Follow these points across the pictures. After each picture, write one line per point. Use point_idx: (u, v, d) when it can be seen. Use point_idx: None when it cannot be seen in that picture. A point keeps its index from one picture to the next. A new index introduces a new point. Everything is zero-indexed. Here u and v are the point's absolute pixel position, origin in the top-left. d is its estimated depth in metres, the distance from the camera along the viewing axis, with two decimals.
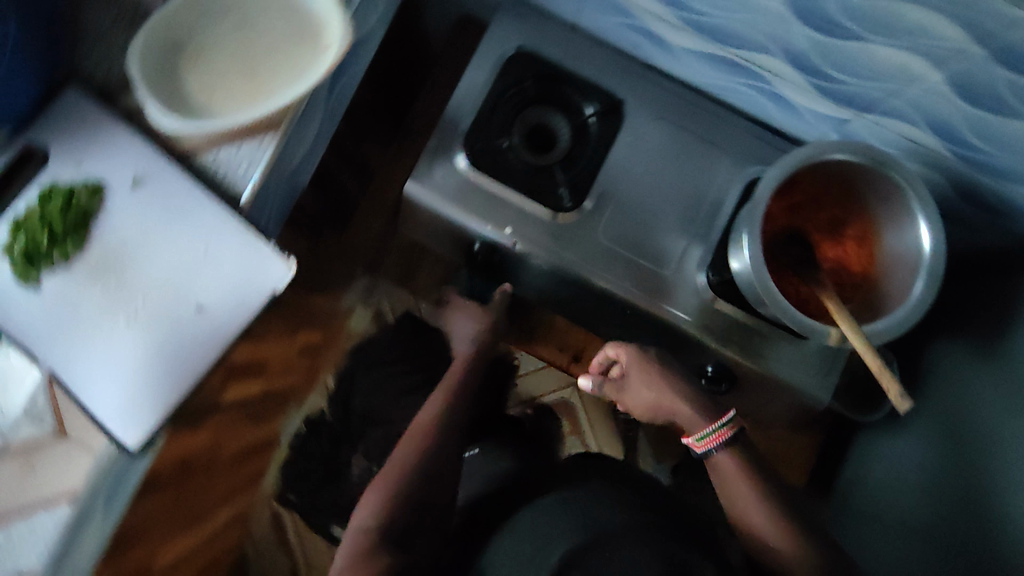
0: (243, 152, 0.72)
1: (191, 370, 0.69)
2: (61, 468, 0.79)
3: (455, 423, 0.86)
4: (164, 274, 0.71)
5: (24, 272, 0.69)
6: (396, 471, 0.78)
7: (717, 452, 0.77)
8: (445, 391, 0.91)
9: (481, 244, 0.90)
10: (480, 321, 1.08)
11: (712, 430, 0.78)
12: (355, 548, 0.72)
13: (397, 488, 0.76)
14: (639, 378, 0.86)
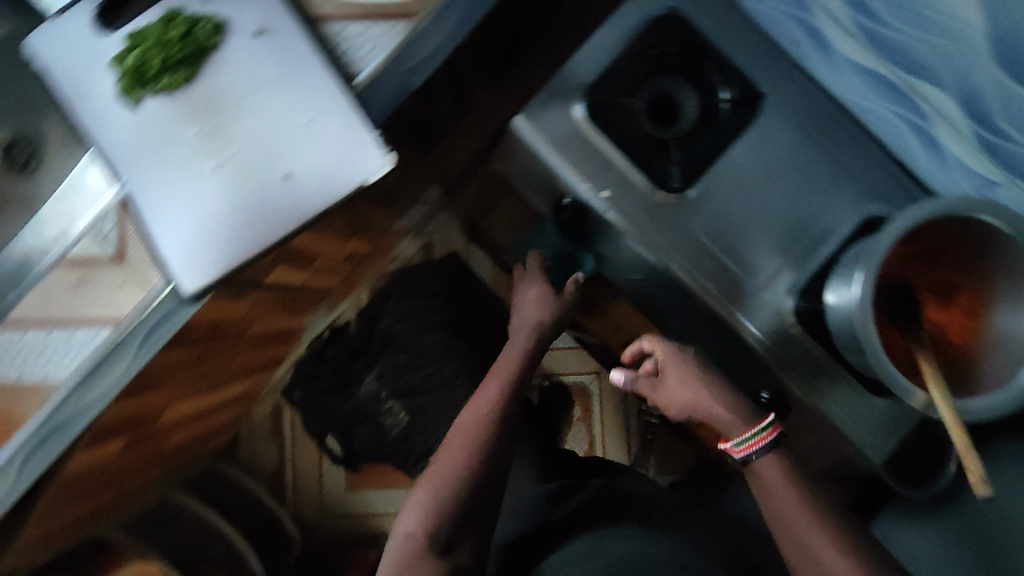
0: (371, 33, 0.71)
1: (263, 234, 0.68)
2: (113, 294, 0.70)
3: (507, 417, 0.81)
4: (261, 132, 0.68)
5: (130, 89, 0.68)
6: (449, 465, 0.75)
7: (757, 456, 0.71)
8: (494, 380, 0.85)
9: (572, 199, 0.85)
10: (548, 296, 0.95)
11: (752, 433, 0.72)
12: (405, 550, 0.70)
13: (455, 486, 0.73)
14: (676, 375, 0.78)
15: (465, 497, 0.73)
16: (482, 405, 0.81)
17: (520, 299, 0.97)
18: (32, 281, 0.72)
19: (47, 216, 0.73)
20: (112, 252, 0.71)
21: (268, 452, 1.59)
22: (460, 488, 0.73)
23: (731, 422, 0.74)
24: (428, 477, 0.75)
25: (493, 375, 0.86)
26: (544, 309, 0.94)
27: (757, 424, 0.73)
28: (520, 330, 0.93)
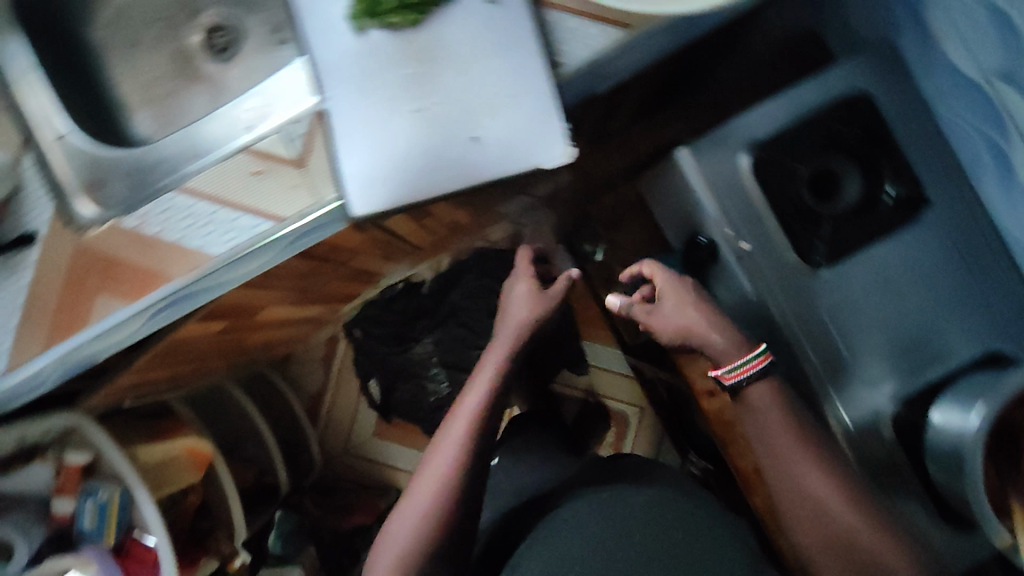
0: (587, 31, 0.75)
1: (435, 185, 0.73)
2: (283, 192, 0.75)
3: (489, 419, 0.78)
4: (462, 93, 0.73)
5: (359, 16, 0.72)
6: (432, 488, 0.73)
7: (747, 382, 0.75)
8: (475, 385, 0.81)
9: (709, 240, 0.88)
10: (540, 296, 0.93)
11: (745, 360, 0.76)
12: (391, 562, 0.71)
13: (435, 500, 0.73)
14: (675, 294, 0.82)
15: (450, 519, 0.72)
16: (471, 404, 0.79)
17: (508, 303, 0.94)
18: (217, 161, 0.77)
19: (241, 107, 0.78)
20: (294, 157, 0.76)
21: (314, 375, 1.63)
22: (443, 500, 0.73)
23: (724, 347, 0.78)
24: (411, 498, 0.74)
25: (474, 379, 0.82)
26: (534, 311, 0.91)
27: (751, 352, 0.77)
28: (505, 326, 0.90)
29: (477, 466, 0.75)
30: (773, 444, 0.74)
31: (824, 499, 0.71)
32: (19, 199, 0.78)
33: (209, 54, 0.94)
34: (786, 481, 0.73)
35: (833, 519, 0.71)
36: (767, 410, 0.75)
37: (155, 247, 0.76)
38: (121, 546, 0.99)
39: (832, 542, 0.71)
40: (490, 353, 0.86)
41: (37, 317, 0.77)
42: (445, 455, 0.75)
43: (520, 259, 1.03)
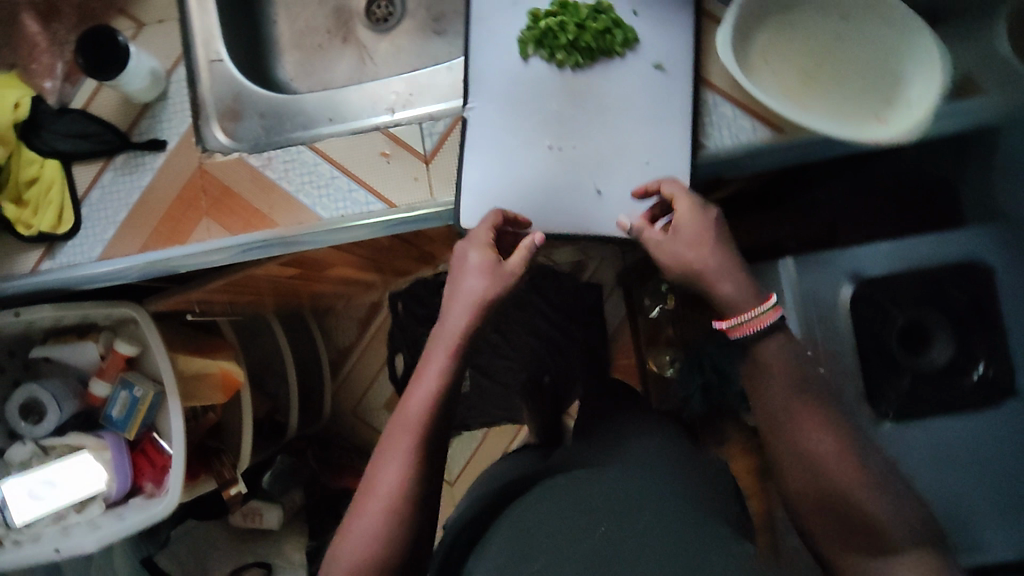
0: (737, 122, 0.74)
1: (549, 224, 0.75)
2: (400, 181, 0.77)
3: (436, 423, 0.67)
4: (604, 147, 0.74)
5: (528, 43, 0.74)
6: (379, 508, 0.63)
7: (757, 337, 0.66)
8: (420, 379, 0.68)
9: None
10: (499, 270, 0.70)
11: (754, 316, 0.66)
12: None
13: (395, 516, 0.63)
14: (692, 225, 0.68)
15: (402, 545, 0.63)
16: (420, 402, 0.67)
17: (459, 272, 0.72)
18: (352, 132, 0.80)
19: (388, 88, 0.82)
20: (423, 151, 0.78)
21: (346, 331, 1.64)
22: (406, 517, 0.64)
23: (730, 296, 0.67)
24: (356, 516, 0.64)
25: (421, 371, 0.69)
26: (491, 290, 0.70)
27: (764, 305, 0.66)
28: (455, 300, 0.71)
29: (424, 482, 0.65)
30: (774, 397, 0.65)
31: (828, 459, 0.61)
32: (160, 106, 0.81)
33: (368, 20, 0.96)
34: (783, 437, 0.63)
35: (839, 485, 0.60)
36: (778, 366, 0.66)
37: (270, 192, 0.79)
38: (139, 441, 1.04)
39: (833, 510, 0.60)
40: (436, 337, 0.70)
41: (141, 219, 0.80)
42: (393, 468, 0.64)
43: (491, 214, 0.73)
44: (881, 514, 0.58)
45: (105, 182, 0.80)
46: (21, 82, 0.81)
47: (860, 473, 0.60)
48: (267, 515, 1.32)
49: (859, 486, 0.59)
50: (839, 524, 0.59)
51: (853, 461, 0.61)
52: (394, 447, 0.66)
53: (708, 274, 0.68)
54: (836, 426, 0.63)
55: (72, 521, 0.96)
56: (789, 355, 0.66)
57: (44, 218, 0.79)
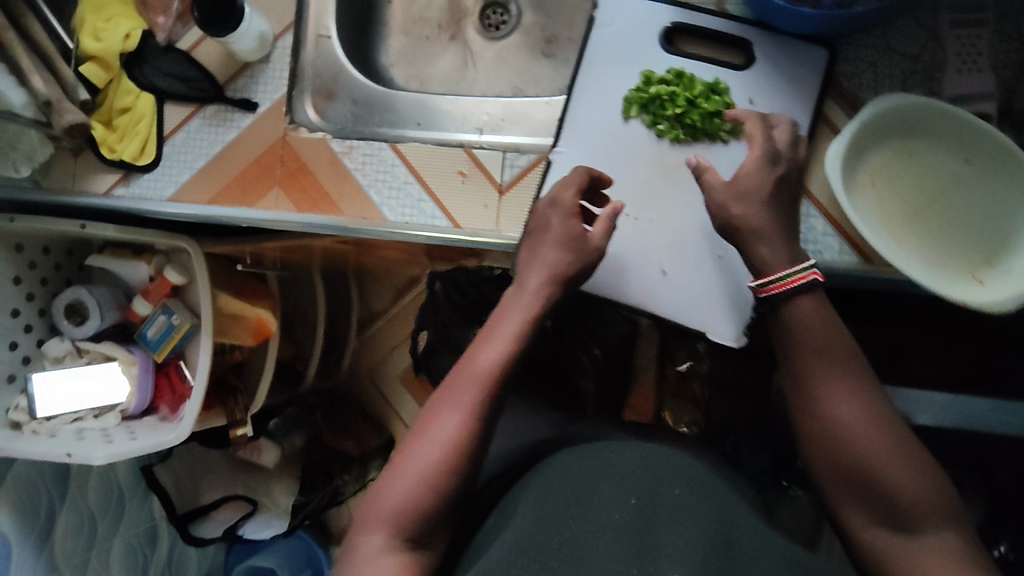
0: (825, 237, 0.72)
1: (607, 287, 0.73)
2: (470, 205, 0.77)
3: (501, 384, 0.64)
4: (682, 226, 0.71)
5: (633, 104, 0.72)
6: (438, 452, 0.60)
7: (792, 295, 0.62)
8: (496, 332, 0.65)
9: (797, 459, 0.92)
10: (582, 241, 0.67)
11: (784, 274, 0.61)
12: (371, 541, 0.58)
13: (449, 466, 0.60)
14: (756, 244, 0.64)
15: (451, 497, 0.60)
16: (490, 357, 0.63)
17: (540, 235, 0.69)
18: (437, 144, 0.79)
19: (482, 109, 0.83)
20: (499, 180, 0.77)
21: (381, 297, 1.66)
22: (456, 471, 0.60)
23: (765, 259, 0.63)
24: (412, 454, 0.61)
25: (494, 326, 0.66)
26: (570, 257, 0.67)
27: (796, 267, 0.62)
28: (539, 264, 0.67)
29: (481, 436, 0.61)
30: (804, 352, 0.62)
31: (854, 422, 0.58)
32: (261, 68, 0.81)
33: (480, 24, 0.96)
34: (807, 392, 0.61)
35: (862, 451, 0.57)
36: (812, 323, 0.62)
37: (343, 179, 0.79)
38: (164, 364, 1.07)
39: (851, 475, 0.57)
40: (513, 295, 0.67)
41: (217, 173, 0.81)
42: (454, 416, 0.61)
43: (577, 171, 0.71)
44: (907, 485, 0.55)
45: (192, 128, 0.82)
46: (135, 11, 0.83)
47: (890, 439, 0.57)
48: (265, 454, 1.42)
49: (885, 454, 0.56)
50: (857, 492, 0.57)
51: (883, 432, 0.57)
52: (458, 394, 0.62)
53: (747, 237, 0.64)
54: (865, 390, 0.59)
55: (88, 425, 1.00)
56: (823, 311, 0.62)
57: (128, 147, 0.81)
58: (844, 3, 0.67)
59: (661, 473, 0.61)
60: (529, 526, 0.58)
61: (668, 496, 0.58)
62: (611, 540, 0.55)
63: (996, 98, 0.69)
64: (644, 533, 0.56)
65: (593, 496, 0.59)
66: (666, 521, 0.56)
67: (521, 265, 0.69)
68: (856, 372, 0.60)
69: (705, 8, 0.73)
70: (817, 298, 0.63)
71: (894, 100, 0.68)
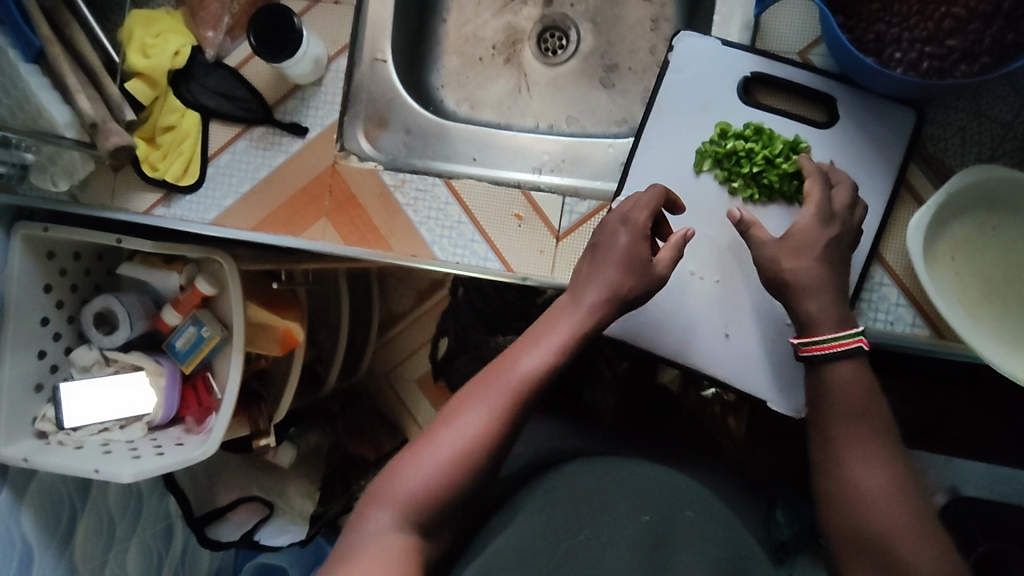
0: (898, 308, 0.68)
1: (645, 341, 0.71)
2: (525, 249, 0.74)
3: (535, 395, 0.63)
4: (743, 291, 0.69)
5: (706, 157, 0.69)
6: (460, 447, 0.60)
7: (838, 358, 0.61)
8: (539, 343, 0.65)
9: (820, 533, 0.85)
10: (646, 268, 0.65)
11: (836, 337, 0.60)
12: (380, 514, 0.59)
13: (467, 463, 0.60)
14: (830, 320, 0.61)
15: (463, 494, 0.60)
16: (529, 364, 0.63)
17: (601, 251, 0.66)
18: (492, 182, 0.77)
19: (541, 147, 0.80)
20: (557, 227, 0.74)
21: None
22: (472, 471, 0.60)
23: (813, 317, 0.61)
24: (435, 443, 0.61)
25: (539, 335, 0.65)
26: (627, 282, 0.65)
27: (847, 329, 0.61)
28: (591, 278, 0.66)
29: (505, 441, 0.62)
30: (829, 414, 0.61)
31: (878, 490, 0.57)
32: (313, 92, 0.78)
33: (537, 47, 0.92)
34: (831, 455, 0.60)
35: (877, 521, 0.56)
36: (847, 390, 0.60)
37: (394, 215, 0.76)
38: (191, 375, 1.04)
39: (862, 542, 0.56)
40: (565, 307, 0.66)
41: (262, 200, 0.78)
42: (483, 416, 0.62)
43: (652, 189, 0.68)
44: (920, 562, 0.54)
45: (238, 149, 0.78)
46: (185, 27, 0.79)
47: (910, 512, 0.56)
48: (281, 453, 1.29)
49: (899, 530, 0.55)
50: (868, 559, 0.56)
51: (907, 505, 0.56)
52: (490, 395, 0.63)
53: (794, 293, 0.62)
54: (889, 459, 0.59)
55: (114, 436, 0.98)
56: (862, 380, 0.61)
57: (171, 167, 0.78)
58: (940, 69, 0.63)
59: (673, 493, 0.65)
60: (544, 528, 0.62)
61: (684, 518, 0.63)
62: (624, 552, 0.61)
63: None
64: (658, 549, 0.61)
65: (605, 510, 0.64)
66: (685, 539, 0.62)
67: (579, 280, 0.67)
68: (883, 442, 0.59)
69: (787, 58, 0.70)
70: (859, 367, 0.61)
71: (982, 171, 0.65)
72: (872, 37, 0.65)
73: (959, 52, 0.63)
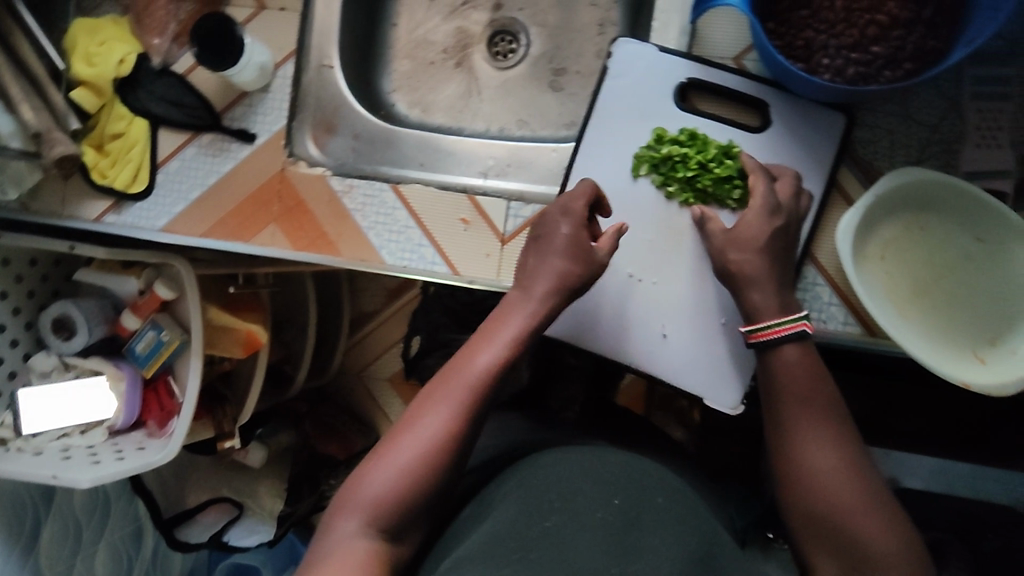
0: (831, 306, 0.70)
1: (587, 341, 0.73)
2: (469, 252, 0.76)
3: (492, 389, 0.64)
4: (680, 291, 0.71)
5: (642, 163, 0.71)
6: (421, 448, 0.60)
7: (785, 341, 0.62)
8: (493, 339, 0.65)
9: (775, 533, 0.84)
10: (591, 253, 0.66)
11: (776, 323, 0.62)
12: (347, 523, 0.58)
13: (428, 463, 0.60)
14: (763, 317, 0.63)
15: (426, 496, 0.60)
16: (485, 359, 0.64)
17: (545, 242, 0.68)
18: (439, 187, 0.78)
19: (487, 152, 0.83)
20: (502, 230, 0.75)
21: None
22: (434, 472, 0.60)
23: (758, 308, 0.63)
24: (397, 447, 0.61)
25: (492, 331, 0.66)
26: (574, 270, 0.66)
27: (788, 315, 0.63)
28: (540, 272, 0.67)
29: (466, 438, 0.62)
30: (781, 393, 0.61)
31: (829, 468, 0.58)
32: (261, 98, 0.79)
33: (487, 51, 0.93)
34: (784, 437, 0.61)
35: (830, 491, 0.57)
36: (795, 370, 0.61)
37: (343, 219, 0.77)
38: (153, 379, 1.03)
39: (819, 513, 0.57)
40: (517, 299, 0.67)
41: (213, 206, 0.78)
42: (442, 415, 0.62)
43: (584, 186, 0.70)
44: (869, 534, 0.54)
45: (187, 156, 0.79)
46: (131, 35, 0.80)
47: (860, 488, 0.57)
48: (252, 454, 1.28)
49: (853, 501, 0.56)
50: (824, 530, 0.56)
51: (858, 481, 0.57)
52: (448, 395, 0.63)
53: (740, 283, 0.65)
54: (838, 434, 0.60)
55: (75, 442, 0.98)
56: (811, 364, 0.62)
57: (120, 174, 0.79)
58: (867, 73, 0.65)
59: (643, 484, 0.62)
60: (512, 515, 0.60)
61: (652, 503, 0.60)
62: (587, 536, 0.56)
63: (1012, 175, 0.68)
64: (627, 534, 0.56)
65: (575, 493, 0.60)
66: (651, 525, 0.58)
67: (526, 272, 0.68)
68: (834, 424, 0.60)
69: (722, 64, 0.72)
70: (806, 350, 0.62)
71: (910, 174, 0.67)
72: (801, 44, 0.67)
73: (883, 58, 0.65)
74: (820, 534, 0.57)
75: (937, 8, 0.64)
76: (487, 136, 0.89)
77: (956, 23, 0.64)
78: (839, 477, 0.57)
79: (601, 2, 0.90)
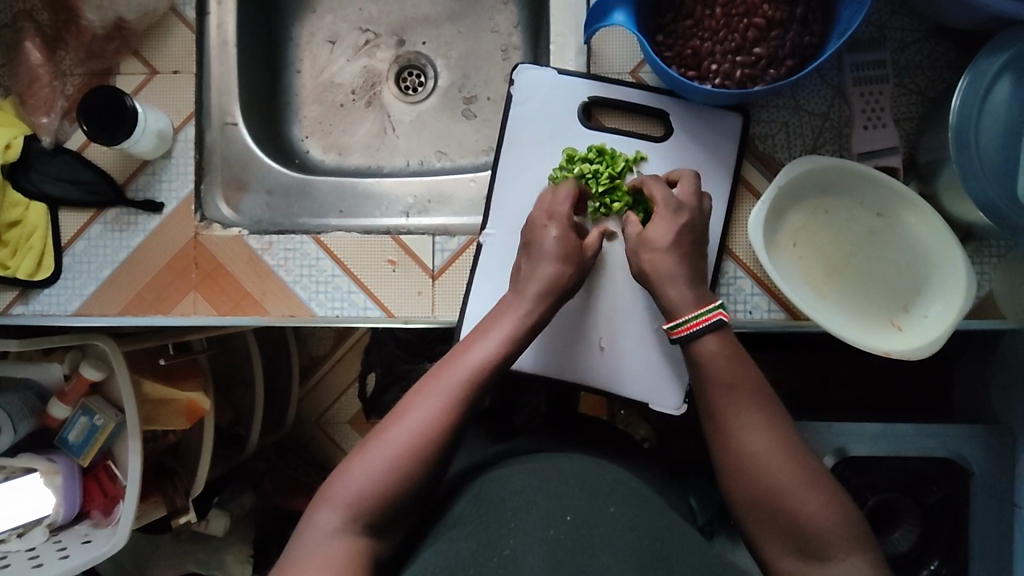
0: (753, 296, 0.73)
1: (529, 365, 0.74)
2: (401, 294, 0.75)
3: (481, 389, 0.63)
4: (620, 299, 0.73)
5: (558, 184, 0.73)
6: (408, 440, 0.60)
7: (698, 333, 0.63)
8: (488, 334, 0.66)
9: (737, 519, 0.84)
10: (579, 255, 0.68)
11: (691, 317, 0.64)
12: (330, 514, 0.58)
13: (412, 461, 0.59)
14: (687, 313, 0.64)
15: (409, 491, 0.60)
16: (478, 357, 0.64)
17: (534, 250, 0.69)
18: (362, 233, 0.77)
19: (405, 190, 0.84)
20: (431, 266, 0.75)
21: None
22: (417, 471, 0.60)
23: (677, 301, 0.65)
24: (386, 438, 0.60)
25: (485, 329, 0.66)
26: (564, 274, 0.67)
27: (699, 308, 0.64)
28: (534, 283, 0.67)
29: (457, 434, 0.62)
30: (718, 391, 0.62)
31: (768, 456, 0.59)
32: (163, 165, 0.77)
33: (396, 87, 0.93)
34: (721, 429, 0.61)
35: (777, 489, 0.58)
36: (719, 362, 0.62)
37: (265, 278, 0.75)
38: (92, 466, 0.97)
39: (768, 509, 0.58)
40: (512, 299, 0.68)
41: (126, 283, 0.75)
42: (432, 408, 0.61)
43: (568, 189, 0.70)
44: (811, 510, 0.56)
45: (92, 235, 0.76)
46: (17, 118, 0.77)
47: (799, 467, 0.58)
48: (213, 522, 1.13)
49: (794, 482, 0.58)
50: (773, 522, 0.58)
51: (793, 461, 0.59)
52: (436, 391, 0.62)
53: (661, 282, 0.66)
54: (773, 420, 0.61)
55: (12, 547, 0.92)
56: (735, 352, 0.63)
57: (22, 263, 0.75)
58: (752, 73, 0.68)
59: (596, 490, 0.61)
60: (462, 548, 0.58)
61: (606, 514, 0.59)
62: (542, 557, 0.55)
63: (901, 151, 0.73)
64: (576, 556, 0.55)
65: (528, 507, 0.59)
66: (600, 539, 0.56)
67: (520, 276, 0.69)
68: (765, 408, 0.61)
69: (620, 80, 0.74)
70: (723, 338, 0.63)
71: (814, 161, 0.71)
72: (689, 53, 0.70)
73: (766, 58, 0.68)
74: (764, 517, 0.58)
75: (808, 6, 0.68)
76: (407, 172, 0.88)
77: (827, 18, 0.68)
78: (775, 462, 0.59)
79: (502, 29, 0.91)
